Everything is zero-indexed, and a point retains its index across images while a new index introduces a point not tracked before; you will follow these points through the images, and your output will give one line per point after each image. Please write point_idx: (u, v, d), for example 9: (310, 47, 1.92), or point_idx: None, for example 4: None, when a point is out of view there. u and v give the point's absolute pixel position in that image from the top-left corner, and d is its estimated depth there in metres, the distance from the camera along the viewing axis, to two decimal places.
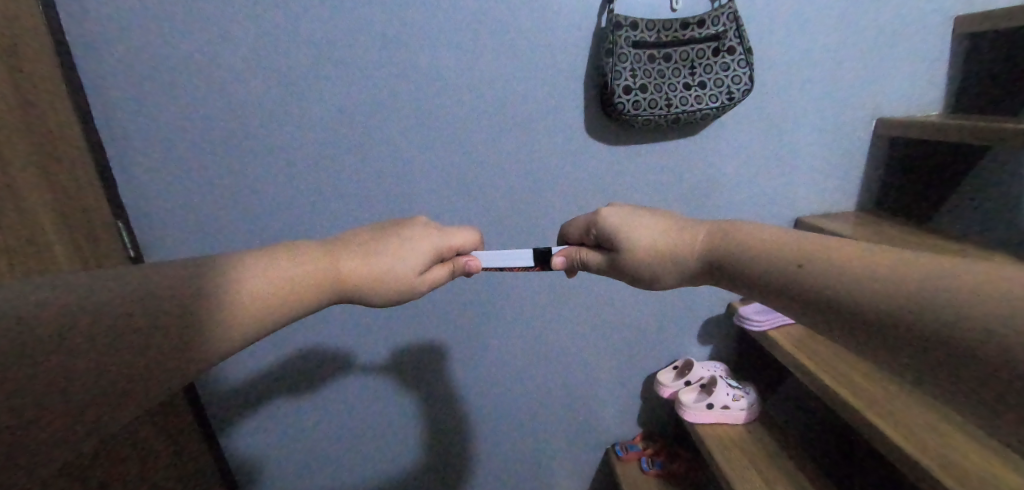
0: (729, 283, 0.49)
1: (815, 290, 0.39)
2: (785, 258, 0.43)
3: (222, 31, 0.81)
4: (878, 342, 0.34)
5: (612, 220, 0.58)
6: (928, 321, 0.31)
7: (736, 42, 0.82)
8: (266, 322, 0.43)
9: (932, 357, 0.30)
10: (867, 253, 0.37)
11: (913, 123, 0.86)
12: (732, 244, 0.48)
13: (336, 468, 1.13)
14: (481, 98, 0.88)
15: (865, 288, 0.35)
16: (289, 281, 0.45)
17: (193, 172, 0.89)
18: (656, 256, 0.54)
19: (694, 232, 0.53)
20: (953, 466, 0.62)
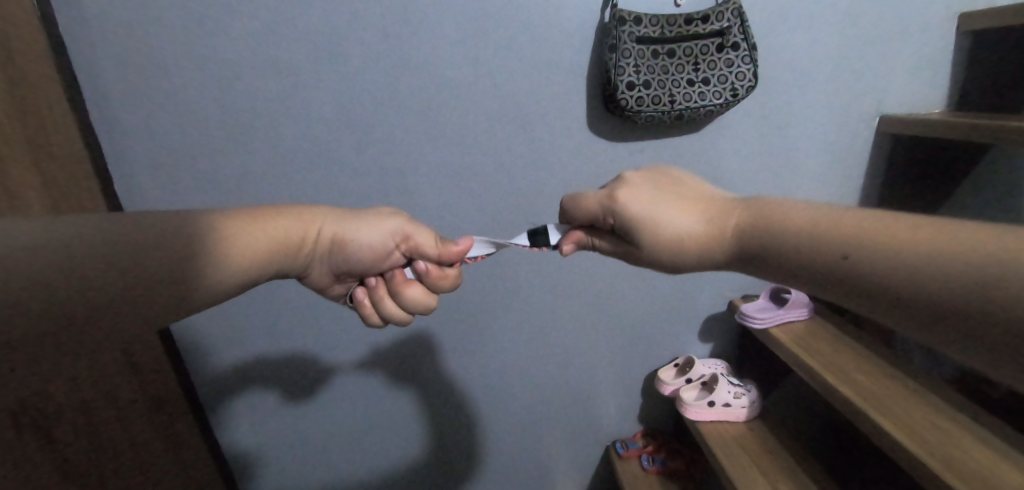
0: (754, 266, 0.44)
1: (831, 260, 0.36)
2: (828, 249, 0.36)
3: (220, 25, 0.80)
4: (955, 340, 0.29)
5: (632, 209, 0.49)
6: (953, 288, 0.28)
7: (740, 38, 0.81)
8: (255, 283, 0.42)
9: (954, 326, 0.28)
10: (920, 236, 0.31)
11: (917, 120, 0.85)
12: (762, 215, 0.43)
13: (336, 464, 1.13)
14: (481, 94, 0.88)
15: (922, 280, 0.30)
16: (278, 249, 0.43)
17: (191, 168, 0.88)
18: (678, 242, 0.47)
19: (713, 210, 0.47)
20: (954, 464, 0.62)
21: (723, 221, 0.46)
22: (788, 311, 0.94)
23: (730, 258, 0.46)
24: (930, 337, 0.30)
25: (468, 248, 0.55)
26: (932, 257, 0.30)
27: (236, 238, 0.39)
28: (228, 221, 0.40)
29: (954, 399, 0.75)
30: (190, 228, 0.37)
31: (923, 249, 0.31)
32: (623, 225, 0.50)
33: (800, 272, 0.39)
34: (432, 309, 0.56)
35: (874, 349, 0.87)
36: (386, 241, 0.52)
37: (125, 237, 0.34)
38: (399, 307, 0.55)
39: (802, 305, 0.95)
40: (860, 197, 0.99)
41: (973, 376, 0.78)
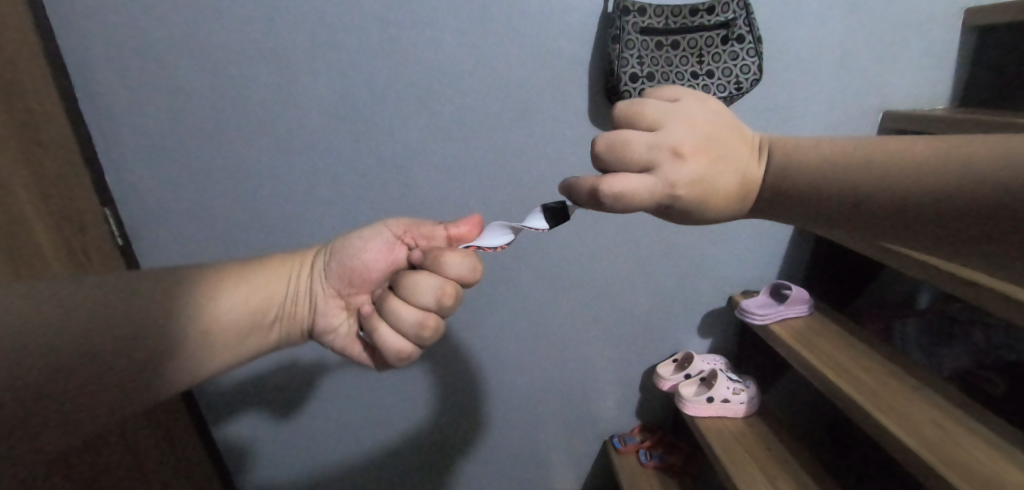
0: (773, 209, 0.43)
1: (853, 194, 0.37)
2: (845, 172, 0.37)
3: (217, 18, 0.81)
4: (985, 231, 0.31)
5: (698, 200, 0.40)
6: (993, 188, 0.30)
7: (745, 30, 0.80)
8: (248, 341, 0.46)
9: (1001, 227, 0.30)
10: (940, 148, 0.34)
11: (921, 116, 0.84)
12: (786, 161, 0.41)
13: (332, 455, 1.13)
14: (482, 85, 0.87)
15: (953, 182, 0.32)
16: (269, 291, 0.48)
17: (189, 159, 0.89)
18: (719, 217, 0.42)
19: (747, 167, 0.42)
20: (953, 460, 0.62)
21: (752, 175, 0.42)
22: (788, 307, 0.94)
23: (749, 210, 0.44)
24: (974, 249, 0.32)
25: (475, 226, 0.52)
26: (965, 166, 0.32)
27: (228, 303, 0.44)
28: (208, 270, 0.45)
29: (954, 395, 0.74)
30: (178, 293, 0.42)
31: (954, 161, 0.32)
32: (675, 213, 0.41)
33: (815, 199, 0.39)
34: (445, 295, 0.44)
35: (874, 346, 0.87)
36: (385, 237, 0.52)
37: (117, 311, 0.38)
38: (403, 298, 0.46)
39: (802, 301, 0.95)
40: None
41: (973, 373, 0.77)
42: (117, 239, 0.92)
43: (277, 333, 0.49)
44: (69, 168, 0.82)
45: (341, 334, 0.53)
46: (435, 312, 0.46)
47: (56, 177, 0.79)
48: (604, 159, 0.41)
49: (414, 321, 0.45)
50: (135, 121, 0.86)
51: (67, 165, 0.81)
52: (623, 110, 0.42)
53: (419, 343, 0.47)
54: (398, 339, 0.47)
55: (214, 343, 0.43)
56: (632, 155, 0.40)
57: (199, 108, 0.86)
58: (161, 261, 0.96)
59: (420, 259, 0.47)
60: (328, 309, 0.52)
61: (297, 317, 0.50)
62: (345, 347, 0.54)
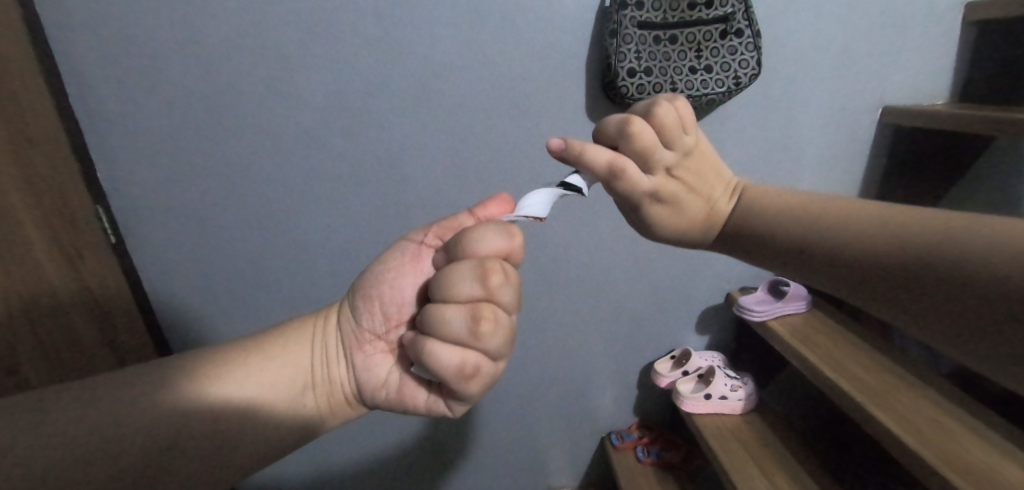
0: (738, 249, 0.51)
1: (800, 245, 0.45)
2: (802, 222, 0.46)
3: (205, 8, 0.79)
4: (878, 279, 0.38)
5: (664, 212, 0.50)
6: (891, 251, 0.37)
7: (744, 24, 0.79)
8: (273, 422, 0.41)
9: (890, 283, 0.37)
10: (868, 212, 0.42)
11: (919, 111, 0.84)
12: (750, 207, 0.50)
13: (328, 453, 1.13)
14: (478, 80, 0.86)
15: (868, 238, 0.40)
16: (288, 359, 0.42)
17: (180, 154, 0.87)
18: (681, 233, 0.51)
19: (715, 200, 0.51)
20: (953, 458, 0.62)
21: (719, 209, 0.52)
22: (787, 304, 0.93)
23: (712, 242, 0.53)
24: (872, 301, 0.39)
25: (506, 204, 0.46)
26: (877, 233, 0.39)
27: (235, 386, 0.40)
28: (216, 352, 0.42)
29: (952, 393, 0.74)
30: (176, 382, 0.40)
31: (878, 222, 0.40)
32: (637, 215, 0.51)
33: (775, 241, 0.47)
34: (491, 271, 0.35)
35: (872, 342, 0.87)
36: (406, 246, 0.44)
37: (112, 415, 0.37)
38: (439, 299, 0.36)
39: (800, 297, 0.95)
40: (861, 188, 0.98)
41: (972, 373, 0.77)
42: (109, 235, 0.90)
43: (312, 406, 0.42)
44: (60, 165, 0.80)
45: (392, 387, 0.43)
46: (488, 300, 0.35)
47: (47, 174, 0.78)
48: (631, 144, 0.46)
49: (463, 319, 0.35)
50: (124, 116, 0.84)
51: (58, 163, 0.80)
52: (661, 115, 0.47)
53: (483, 345, 0.35)
54: (452, 351, 0.35)
55: (229, 430, 0.39)
56: (644, 155, 0.46)
57: (190, 103, 0.84)
58: (154, 258, 0.95)
59: (445, 259, 0.40)
60: (370, 360, 0.43)
61: (331, 382, 0.43)
62: (402, 395, 0.43)
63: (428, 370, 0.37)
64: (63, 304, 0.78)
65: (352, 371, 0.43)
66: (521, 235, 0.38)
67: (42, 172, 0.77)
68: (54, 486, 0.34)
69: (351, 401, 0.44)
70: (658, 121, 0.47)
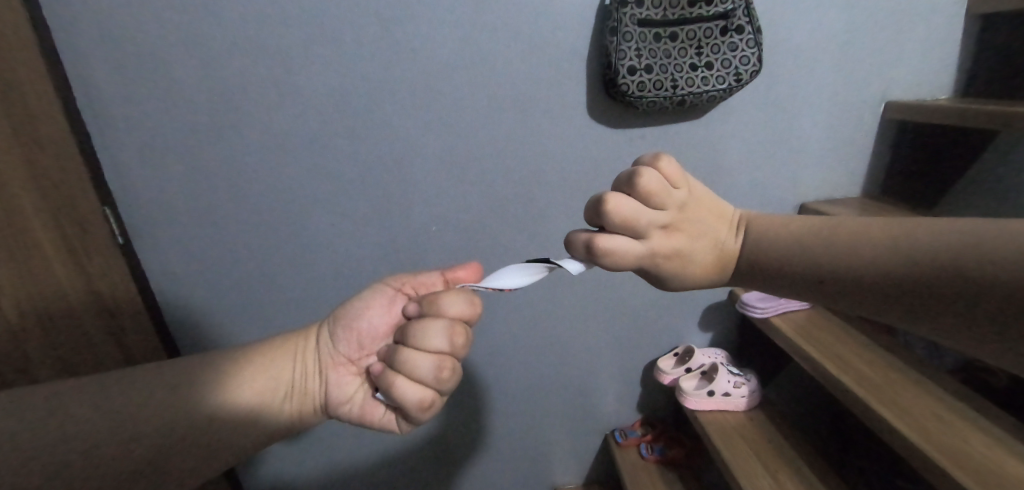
0: (754, 283, 0.46)
1: (818, 274, 0.40)
2: (820, 246, 0.41)
3: (209, 10, 0.80)
4: (937, 304, 0.33)
5: (675, 268, 0.45)
6: (932, 268, 0.33)
7: (745, 21, 0.80)
8: (257, 425, 0.48)
9: (939, 305, 0.33)
10: (898, 228, 0.37)
11: (921, 106, 0.84)
12: (760, 237, 0.45)
13: (334, 452, 1.13)
14: (479, 80, 0.86)
15: (910, 257, 0.35)
16: (274, 371, 0.49)
17: (185, 155, 0.88)
18: (696, 282, 0.46)
19: (724, 241, 0.46)
20: (956, 453, 0.62)
21: (728, 248, 0.46)
22: (790, 300, 0.93)
23: (727, 281, 0.48)
24: (923, 325, 0.35)
25: (475, 271, 0.53)
26: (910, 250, 0.35)
27: (228, 389, 0.47)
28: (217, 358, 0.49)
29: (956, 388, 0.74)
30: (179, 381, 0.46)
31: (912, 238, 0.35)
32: (650, 275, 0.46)
33: (795, 270, 0.42)
34: (456, 333, 0.44)
35: (875, 338, 0.87)
36: (384, 294, 0.52)
37: (125, 405, 0.43)
38: (412, 346, 0.45)
39: None
40: (863, 184, 0.98)
41: (973, 364, 0.78)
42: (116, 235, 0.90)
43: (288, 415, 0.49)
44: (69, 166, 0.81)
45: (357, 402, 0.51)
46: (451, 354, 0.45)
47: (57, 175, 0.79)
48: (610, 221, 0.42)
49: (430, 365, 0.44)
50: (129, 118, 0.85)
51: (66, 165, 0.81)
52: (645, 184, 0.42)
53: (440, 388, 0.45)
54: (415, 388, 0.45)
55: (223, 430, 0.46)
56: (632, 225, 0.42)
57: (194, 105, 0.85)
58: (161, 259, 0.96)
59: (416, 311, 0.48)
60: (340, 379, 0.51)
61: (307, 395, 0.50)
62: (364, 413, 0.51)
63: (392, 398, 0.45)
64: (71, 303, 0.79)
65: (325, 387, 0.50)
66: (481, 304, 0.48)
67: (51, 175, 0.78)
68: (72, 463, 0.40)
69: (319, 411, 0.51)
70: (643, 190, 0.43)
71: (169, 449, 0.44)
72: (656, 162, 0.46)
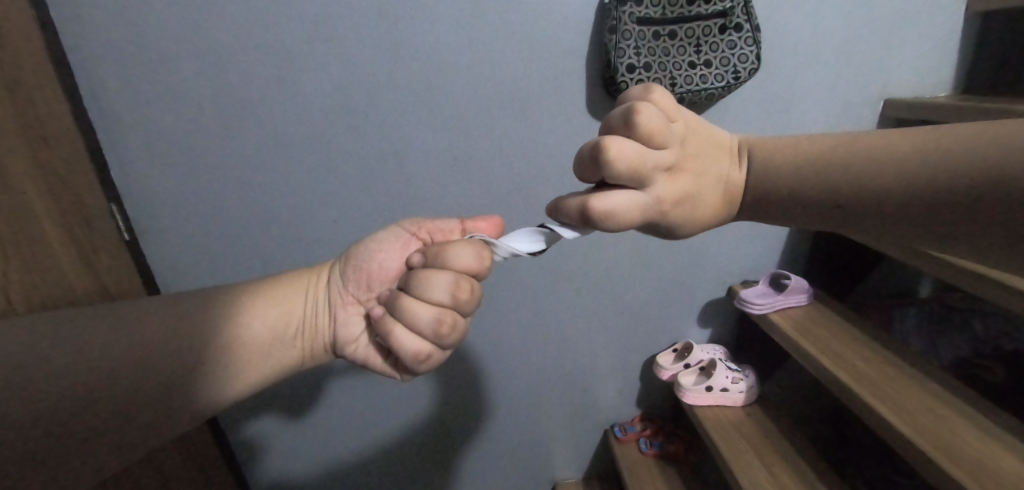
0: (762, 213, 0.48)
1: (830, 197, 0.42)
2: (827, 168, 0.42)
3: (212, 10, 0.81)
4: (935, 209, 0.36)
5: (685, 210, 0.44)
6: (943, 185, 0.35)
7: (743, 19, 0.80)
8: (269, 357, 0.49)
9: (949, 221, 0.35)
10: (900, 141, 0.39)
11: (920, 104, 0.84)
12: (767, 163, 0.46)
13: (337, 446, 1.15)
14: (479, 78, 0.87)
15: (913, 169, 0.37)
16: (285, 306, 0.51)
17: (190, 153, 0.90)
18: (709, 222, 0.47)
19: (729, 173, 0.47)
20: (950, 448, 0.62)
21: (735, 181, 0.47)
22: (788, 296, 0.94)
23: (737, 213, 0.49)
24: (932, 240, 0.37)
25: (496, 225, 0.55)
26: (922, 170, 0.36)
27: (242, 325, 0.48)
28: (229, 293, 0.50)
29: (955, 385, 0.74)
30: (192, 315, 0.46)
31: (916, 148, 0.37)
32: (664, 225, 0.45)
33: (802, 193, 0.44)
34: (461, 289, 0.46)
35: (872, 335, 0.87)
36: (399, 239, 0.55)
37: (139, 335, 0.43)
38: (416, 296, 0.47)
39: (801, 290, 0.95)
40: None
41: (970, 362, 0.78)
42: (123, 232, 0.93)
43: (298, 349, 0.52)
44: (75, 164, 0.83)
45: (362, 344, 0.55)
46: (452, 307, 0.47)
47: (63, 173, 0.80)
48: (615, 170, 0.39)
49: (431, 318, 0.46)
50: (135, 116, 0.87)
51: (74, 162, 0.83)
52: (644, 123, 0.40)
53: (439, 343, 0.48)
54: (414, 338, 0.48)
55: (235, 363, 0.47)
56: (636, 171, 0.40)
57: (198, 104, 0.87)
58: (167, 254, 0.98)
59: (420, 260, 0.49)
60: (348, 318, 0.54)
61: (317, 329, 0.53)
62: (367, 356, 0.55)
63: (392, 345, 0.49)
64: (78, 297, 0.80)
65: (333, 325, 0.53)
66: (491, 258, 0.48)
67: (58, 171, 0.79)
68: (89, 385, 0.40)
69: (327, 350, 0.54)
70: (643, 130, 0.40)
71: (177, 380, 0.44)
72: (647, 95, 0.44)
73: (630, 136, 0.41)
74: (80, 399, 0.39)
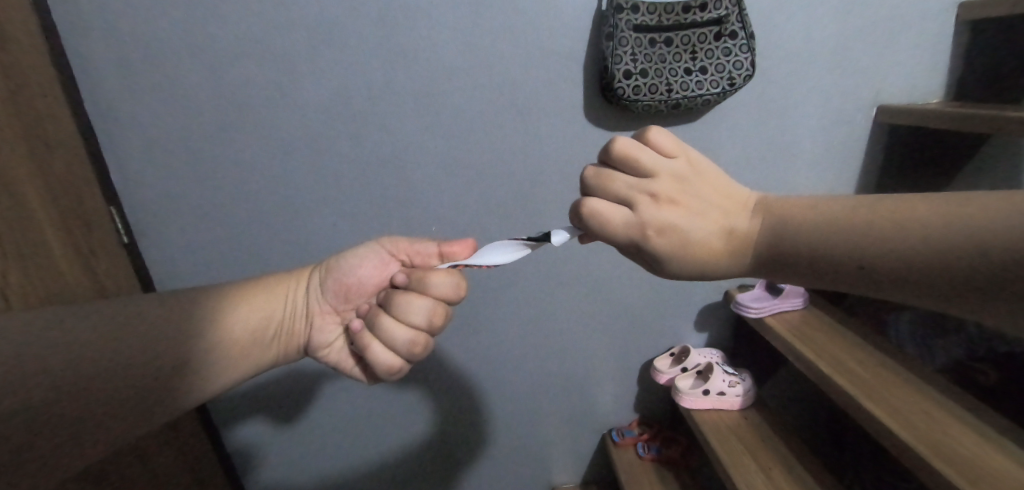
0: (775, 273, 0.41)
1: (854, 260, 0.35)
2: (847, 242, 0.36)
3: (215, 16, 0.83)
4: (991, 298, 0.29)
5: (672, 242, 0.42)
6: (991, 248, 0.29)
7: (737, 27, 0.81)
8: (249, 357, 0.50)
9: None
10: (931, 210, 0.33)
11: (913, 110, 0.85)
12: (778, 225, 0.40)
13: (334, 451, 1.15)
14: (477, 83, 0.88)
15: (952, 246, 0.31)
16: (266, 309, 0.52)
17: (192, 157, 0.91)
18: (702, 268, 0.42)
19: (732, 223, 0.42)
20: (943, 449, 0.63)
21: (739, 231, 0.42)
22: (784, 300, 0.95)
23: (747, 270, 0.43)
24: (984, 311, 0.30)
25: (469, 247, 0.54)
26: (961, 231, 0.30)
27: (227, 327, 0.49)
28: (221, 291, 0.51)
29: (950, 389, 0.75)
30: (179, 316, 0.47)
31: (951, 222, 0.31)
32: (649, 256, 0.43)
33: (820, 265, 0.38)
34: (436, 314, 0.49)
35: (868, 338, 0.88)
36: (381, 256, 0.56)
37: (128, 333, 0.43)
38: (394, 317, 0.49)
39: (797, 294, 0.96)
40: (858, 186, 0.98)
41: (965, 365, 0.79)
42: (121, 234, 0.93)
43: (274, 350, 0.53)
44: (74, 166, 0.84)
45: (335, 349, 0.58)
46: (426, 330, 0.49)
47: (63, 176, 0.81)
48: (588, 182, 0.47)
49: (406, 339, 0.49)
50: (135, 119, 0.88)
51: (73, 164, 0.83)
52: (618, 147, 0.45)
53: (411, 358, 0.50)
54: (389, 354, 0.50)
55: (220, 364, 0.48)
56: (611, 188, 0.45)
57: (198, 107, 0.88)
58: (165, 257, 0.98)
59: (404, 279, 0.50)
60: (324, 325, 0.56)
61: (293, 334, 0.54)
62: (339, 361, 0.58)
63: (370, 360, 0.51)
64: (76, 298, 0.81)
65: (309, 329, 0.55)
66: (465, 288, 0.50)
67: (58, 174, 0.80)
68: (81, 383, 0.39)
69: (299, 350, 0.56)
70: (619, 151, 0.45)
71: (174, 372, 0.45)
72: (645, 134, 0.46)
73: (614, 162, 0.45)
74: (74, 381, 0.39)
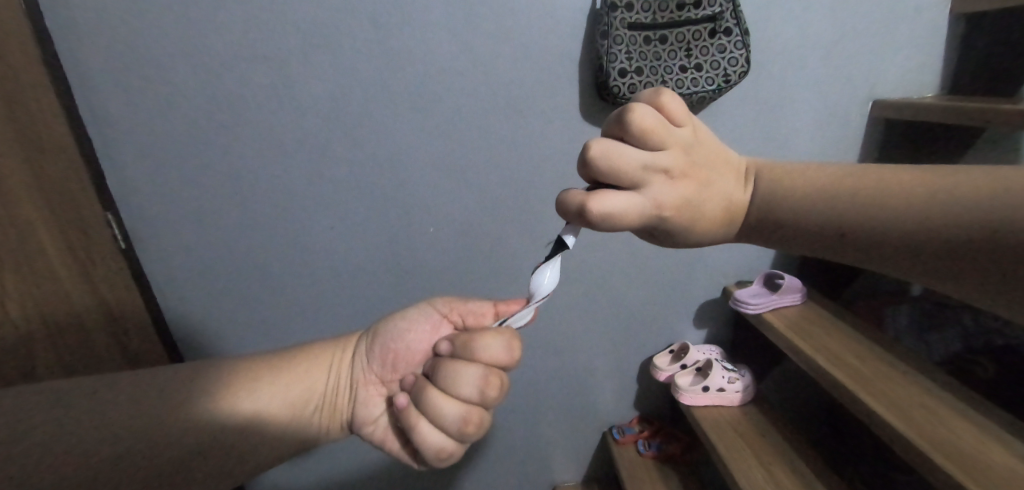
0: (764, 237, 0.45)
1: (835, 226, 0.39)
2: (828, 212, 0.39)
3: (205, 16, 0.81)
4: (929, 264, 0.33)
5: (686, 218, 0.42)
6: (937, 217, 0.33)
7: (732, 23, 0.81)
8: (288, 433, 0.49)
9: (954, 255, 0.32)
10: (896, 183, 0.36)
11: (907, 104, 0.85)
12: (770, 191, 0.43)
13: (334, 454, 1.14)
14: (474, 83, 0.87)
15: (907, 215, 0.35)
16: (308, 382, 0.50)
17: (185, 161, 0.89)
18: (700, 239, 0.45)
19: (733, 193, 0.44)
20: (941, 443, 0.63)
21: (737, 199, 0.44)
22: (781, 296, 0.95)
23: (734, 235, 0.46)
24: (921, 271, 0.34)
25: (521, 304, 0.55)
26: (922, 201, 0.34)
27: (260, 405, 0.48)
28: (250, 364, 0.50)
29: (948, 382, 0.75)
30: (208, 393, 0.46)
31: (911, 194, 0.35)
32: (659, 231, 0.43)
33: (803, 227, 0.41)
34: (489, 385, 0.46)
35: (866, 332, 0.88)
36: (432, 321, 0.55)
37: (159, 415, 0.44)
38: (443, 392, 0.47)
39: (795, 289, 0.96)
40: None
41: (961, 357, 0.80)
42: (117, 240, 0.91)
43: (317, 424, 0.51)
44: (70, 172, 0.83)
45: (380, 426, 0.54)
46: (478, 404, 0.47)
47: (60, 182, 0.81)
48: (598, 168, 0.40)
49: (457, 416, 0.46)
50: (127, 123, 0.86)
51: (69, 170, 0.83)
52: (638, 122, 0.40)
53: (462, 439, 0.48)
54: (440, 436, 0.48)
55: (255, 441, 0.47)
56: (625, 171, 0.40)
57: (190, 111, 0.86)
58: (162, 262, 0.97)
59: (448, 349, 0.48)
60: (368, 398, 0.53)
61: (336, 409, 0.52)
62: (383, 439, 0.54)
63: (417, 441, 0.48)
64: (74, 304, 0.80)
65: (354, 405, 0.53)
66: (518, 350, 0.49)
67: (54, 181, 0.79)
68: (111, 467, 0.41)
69: (343, 427, 0.53)
70: (637, 128, 0.40)
71: (193, 455, 0.44)
72: (656, 97, 0.43)
73: (627, 139, 0.40)
74: (94, 462, 0.40)
